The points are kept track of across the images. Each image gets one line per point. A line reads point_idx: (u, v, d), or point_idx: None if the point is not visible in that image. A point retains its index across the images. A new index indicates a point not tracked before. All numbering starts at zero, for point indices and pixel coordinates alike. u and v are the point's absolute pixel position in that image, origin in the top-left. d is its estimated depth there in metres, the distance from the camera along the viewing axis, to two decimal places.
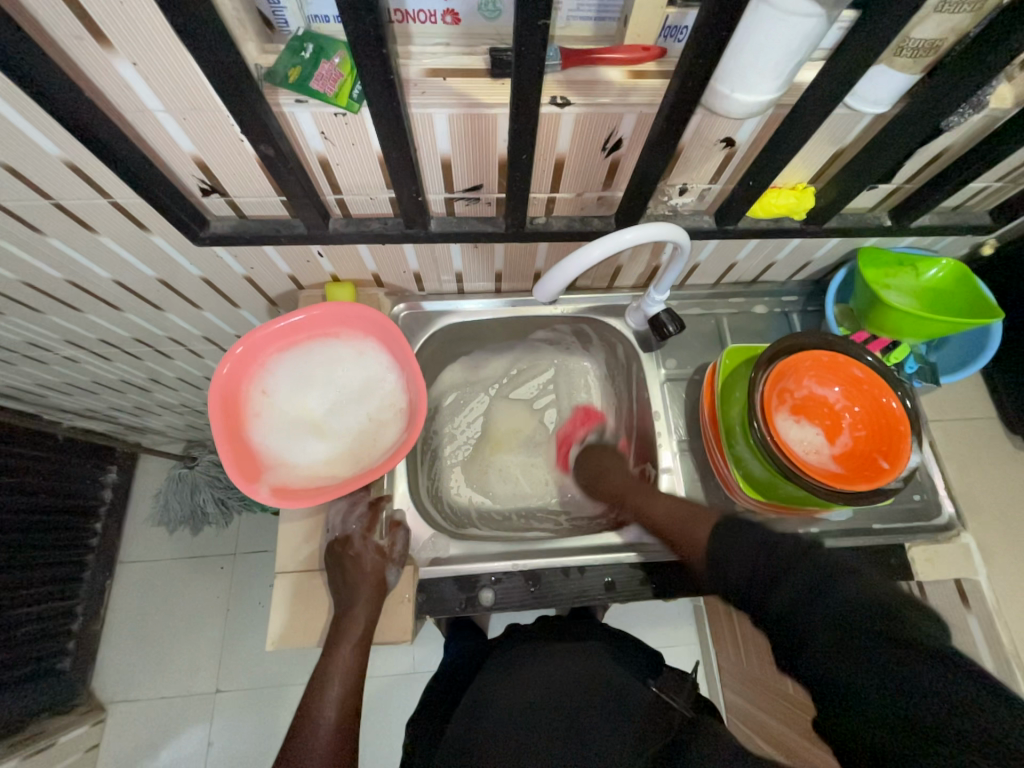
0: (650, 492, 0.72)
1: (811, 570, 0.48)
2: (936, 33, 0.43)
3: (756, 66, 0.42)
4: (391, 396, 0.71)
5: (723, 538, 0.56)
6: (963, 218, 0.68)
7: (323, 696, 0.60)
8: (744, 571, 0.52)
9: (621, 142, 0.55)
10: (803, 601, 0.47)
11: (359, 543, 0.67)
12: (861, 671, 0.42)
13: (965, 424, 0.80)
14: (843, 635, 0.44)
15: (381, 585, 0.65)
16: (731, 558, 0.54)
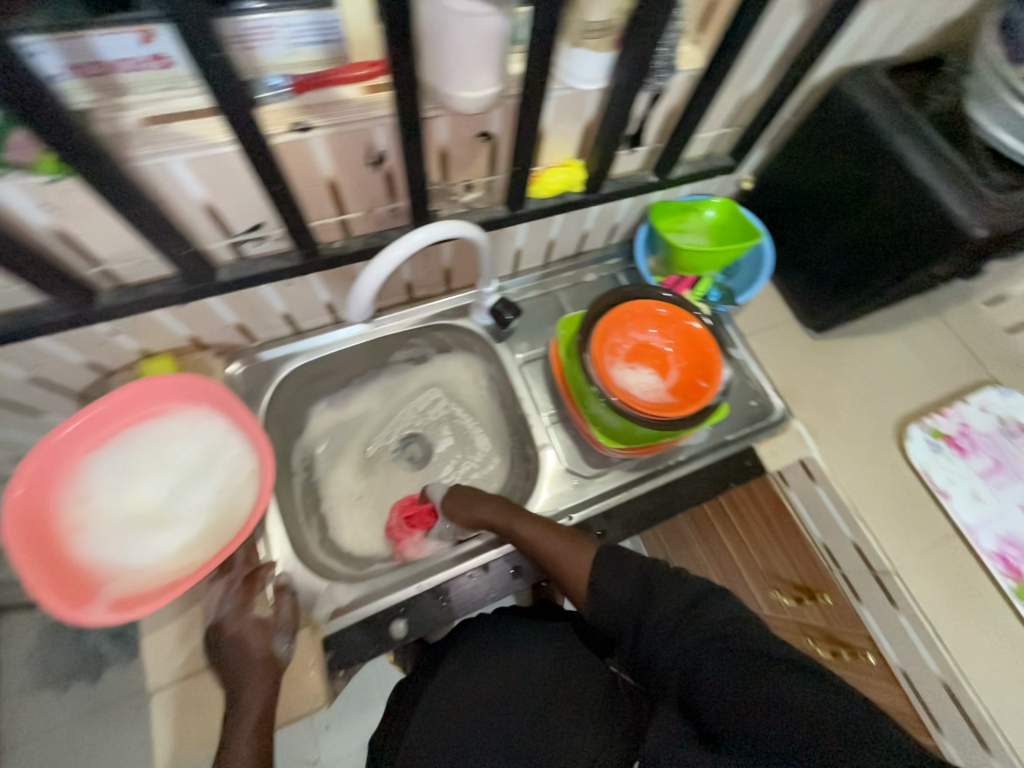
0: (529, 517, 0.70)
1: (691, 590, 0.58)
2: (606, 15, 0.51)
3: (466, 65, 0.46)
4: (237, 461, 0.66)
5: (608, 574, 0.61)
6: (713, 162, 0.80)
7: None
8: (629, 599, 0.59)
9: (385, 155, 0.56)
10: (684, 615, 0.56)
11: (234, 623, 0.63)
12: (733, 671, 0.51)
13: (775, 330, 0.93)
14: (715, 641, 0.53)
15: (274, 661, 0.62)
16: (616, 610, 0.60)
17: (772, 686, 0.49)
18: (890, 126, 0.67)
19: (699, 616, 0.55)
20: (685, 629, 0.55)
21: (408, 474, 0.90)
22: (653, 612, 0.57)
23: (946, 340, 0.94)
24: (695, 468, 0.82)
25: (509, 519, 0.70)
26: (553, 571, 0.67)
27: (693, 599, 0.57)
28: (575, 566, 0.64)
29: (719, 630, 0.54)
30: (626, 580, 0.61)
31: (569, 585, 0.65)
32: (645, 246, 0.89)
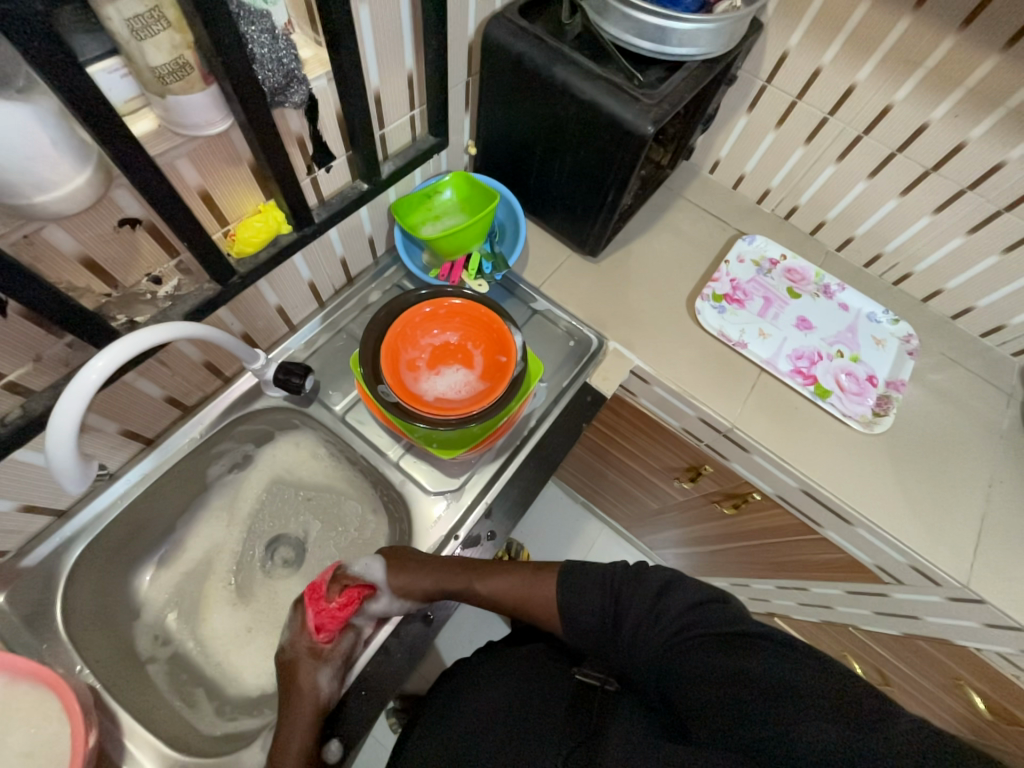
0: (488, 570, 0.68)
1: (653, 590, 0.60)
2: (168, 55, 0.42)
3: (11, 168, 0.37)
4: (29, 719, 0.55)
5: (572, 596, 0.63)
6: (422, 145, 0.78)
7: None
8: (597, 616, 0.62)
9: (1, 296, 0.45)
10: (649, 616, 0.58)
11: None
12: (696, 660, 0.53)
13: (561, 270, 0.97)
14: (681, 635, 0.56)
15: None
16: (590, 628, 0.62)
17: (730, 667, 0.50)
18: (544, 60, 0.70)
19: (660, 615, 0.58)
20: (650, 630, 0.58)
21: (286, 582, 0.81)
22: (625, 623, 0.59)
23: (697, 216, 1.06)
24: (547, 428, 0.83)
25: (472, 573, 0.68)
26: (524, 610, 0.67)
27: (654, 598, 0.59)
28: (546, 599, 0.65)
29: (679, 624, 0.56)
30: (592, 598, 0.63)
31: (543, 619, 0.66)
32: (408, 246, 0.87)
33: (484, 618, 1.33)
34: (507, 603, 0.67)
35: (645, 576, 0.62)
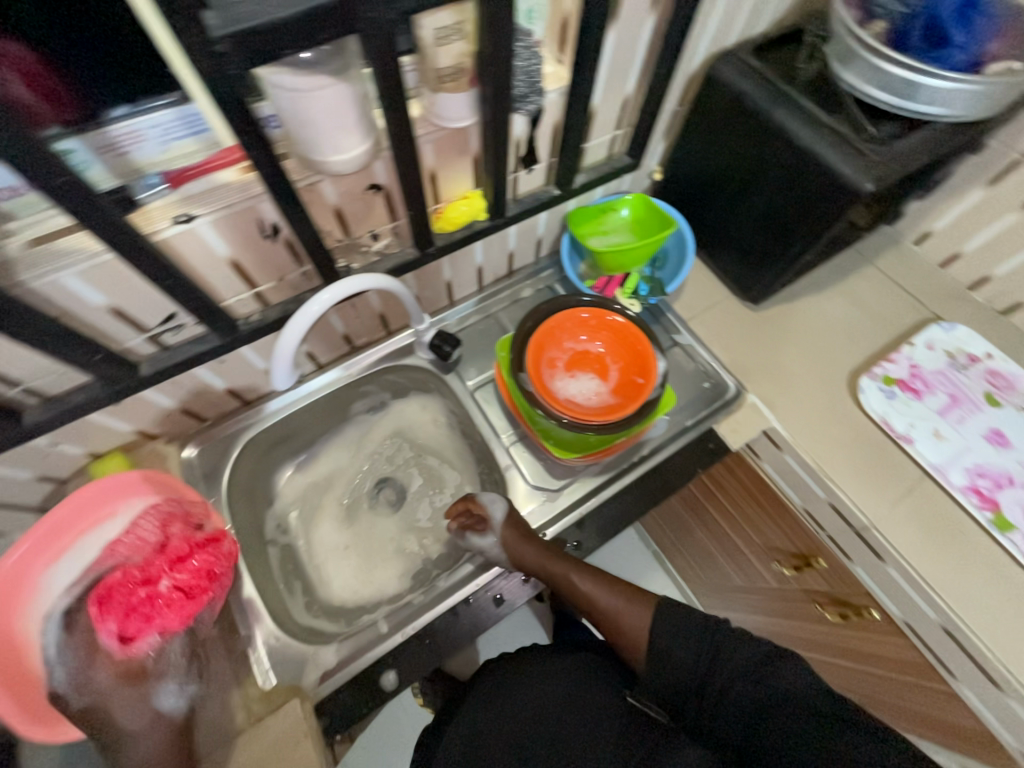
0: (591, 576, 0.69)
1: (755, 656, 0.57)
2: (452, 60, 0.51)
3: (324, 133, 0.48)
4: None
5: (667, 634, 0.61)
6: (615, 164, 0.82)
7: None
8: (683, 666, 0.59)
9: (278, 225, 0.57)
10: (750, 682, 0.56)
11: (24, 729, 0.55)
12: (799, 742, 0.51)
13: (714, 309, 0.94)
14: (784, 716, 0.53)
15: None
16: (675, 675, 0.60)
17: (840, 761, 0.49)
18: (766, 102, 0.69)
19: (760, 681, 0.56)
20: (746, 692, 0.56)
21: (385, 519, 0.90)
22: (720, 676, 0.57)
23: (885, 288, 0.95)
24: (658, 459, 0.82)
25: (576, 569, 0.69)
26: (609, 628, 0.67)
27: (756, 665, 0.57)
28: (635, 631, 0.64)
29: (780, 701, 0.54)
30: (687, 647, 0.59)
31: (625, 646, 0.65)
32: (571, 254, 0.91)
33: (529, 625, 1.34)
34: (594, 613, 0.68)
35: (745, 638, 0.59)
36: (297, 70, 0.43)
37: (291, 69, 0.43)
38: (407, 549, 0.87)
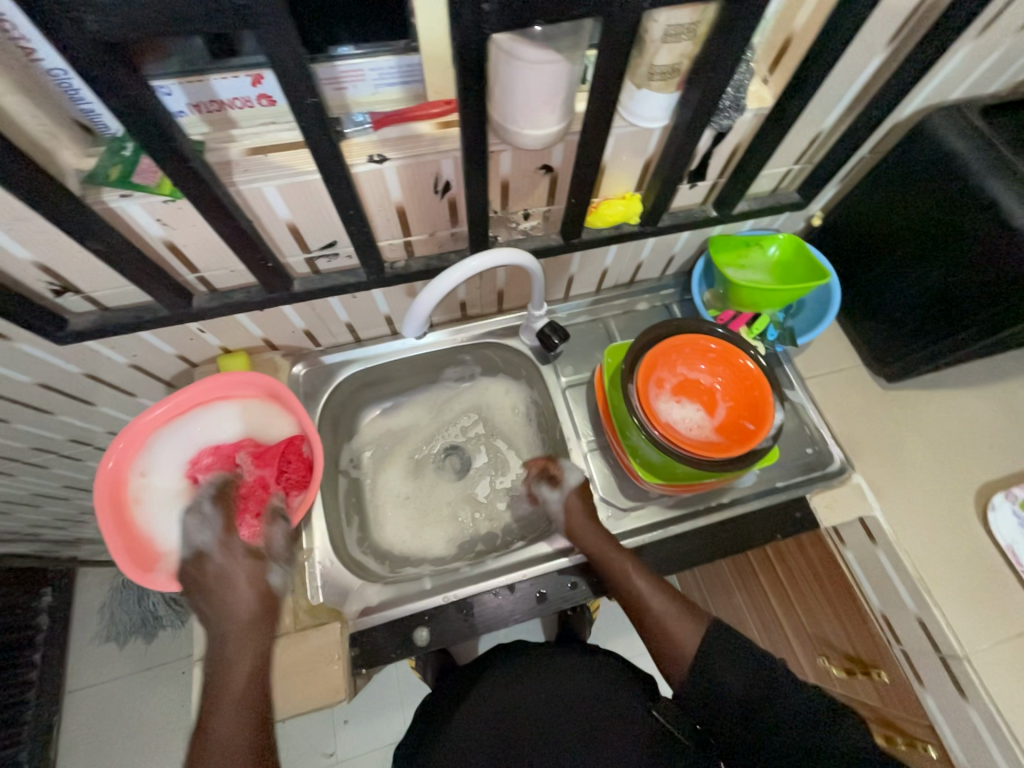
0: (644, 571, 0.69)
1: (803, 708, 0.57)
2: (672, 59, 0.50)
3: (529, 107, 0.48)
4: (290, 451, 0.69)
5: (720, 659, 0.61)
6: (778, 199, 0.78)
7: (212, 712, 0.52)
8: (725, 695, 0.60)
9: (450, 184, 0.60)
10: (794, 734, 0.56)
11: (220, 557, 0.62)
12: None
13: (837, 373, 0.87)
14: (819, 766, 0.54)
15: (264, 589, 0.61)
16: (720, 704, 0.60)
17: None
18: (982, 169, 0.62)
19: (799, 731, 0.56)
20: (790, 734, 0.57)
21: (446, 484, 0.92)
22: (768, 713, 0.58)
23: None
24: (737, 512, 0.77)
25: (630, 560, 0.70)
26: (653, 636, 0.66)
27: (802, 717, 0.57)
28: (686, 643, 0.64)
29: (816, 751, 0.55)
30: (734, 683, 0.60)
31: (668, 658, 0.65)
32: (702, 279, 0.88)
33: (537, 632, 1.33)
34: (641, 616, 0.67)
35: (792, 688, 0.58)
36: (531, 40, 0.43)
37: (525, 39, 0.43)
38: (460, 519, 0.89)
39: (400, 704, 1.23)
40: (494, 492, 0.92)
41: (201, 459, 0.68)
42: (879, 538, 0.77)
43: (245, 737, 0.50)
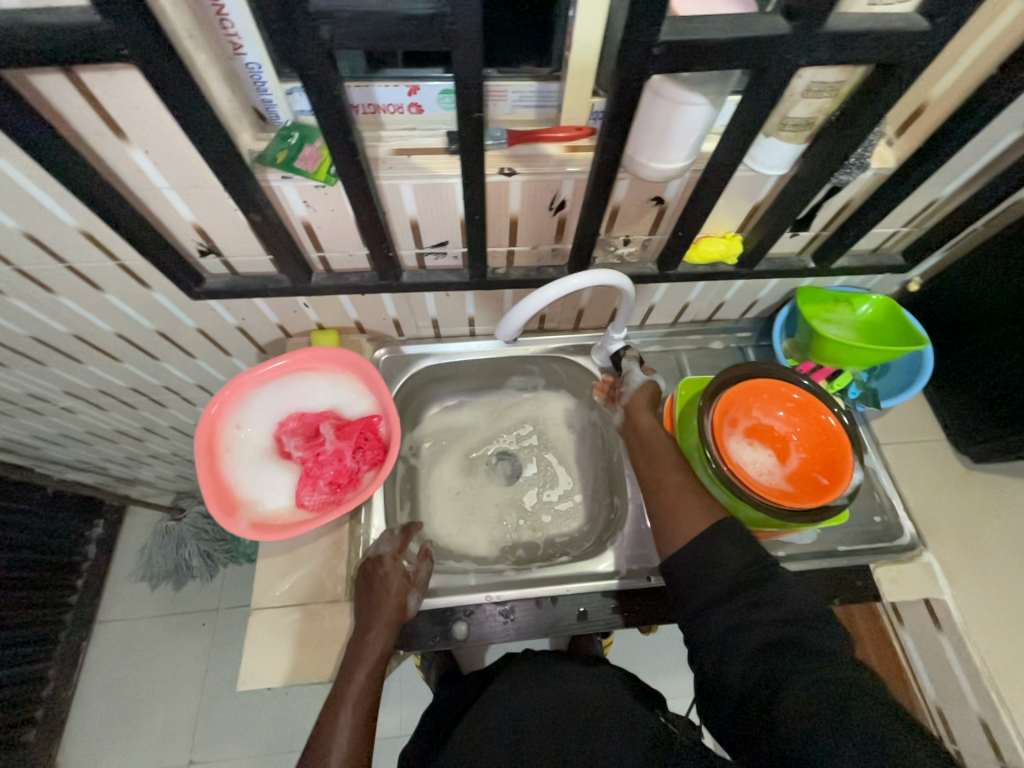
0: (674, 465, 0.69)
1: (787, 604, 0.54)
2: (808, 113, 0.52)
3: (662, 144, 0.51)
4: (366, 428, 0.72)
5: (719, 545, 0.59)
6: (880, 259, 0.77)
7: (342, 693, 0.61)
8: (708, 595, 0.57)
9: (565, 203, 0.63)
10: (774, 641, 0.52)
11: (389, 563, 0.68)
12: (805, 685, 0.49)
13: (917, 446, 0.84)
14: (795, 656, 0.51)
15: (402, 608, 0.67)
16: (708, 584, 0.58)
17: (841, 707, 0.47)
18: None
19: (786, 621, 0.53)
20: (767, 638, 0.53)
21: (495, 488, 0.94)
22: (749, 606, 0.55)
23: None
24: (795, 571, 0.74)
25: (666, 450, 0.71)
26: (663, 501, 0.66)
27: (784, 612, 0.54)
28: (690, 525, 0.62)
29: (797, 640, 0.52)
30: (722, 571, 0.58)
31: (666, 526, 0.64)
32: (784, 327, 0.87)
33: None
34: (660, 489, 0.67)
35: (784, 586, 0.56)
36: (680, 83, 0.46)
37: (675, 81, 0.46)
38: (504, 524, 0.91)
39: (400, 700, 1.23)
40: (540, 504, 0.93)
41: (288, 422, 0.72)
42: (945, 623, 0.74)
43: (354, 738, 0.58)
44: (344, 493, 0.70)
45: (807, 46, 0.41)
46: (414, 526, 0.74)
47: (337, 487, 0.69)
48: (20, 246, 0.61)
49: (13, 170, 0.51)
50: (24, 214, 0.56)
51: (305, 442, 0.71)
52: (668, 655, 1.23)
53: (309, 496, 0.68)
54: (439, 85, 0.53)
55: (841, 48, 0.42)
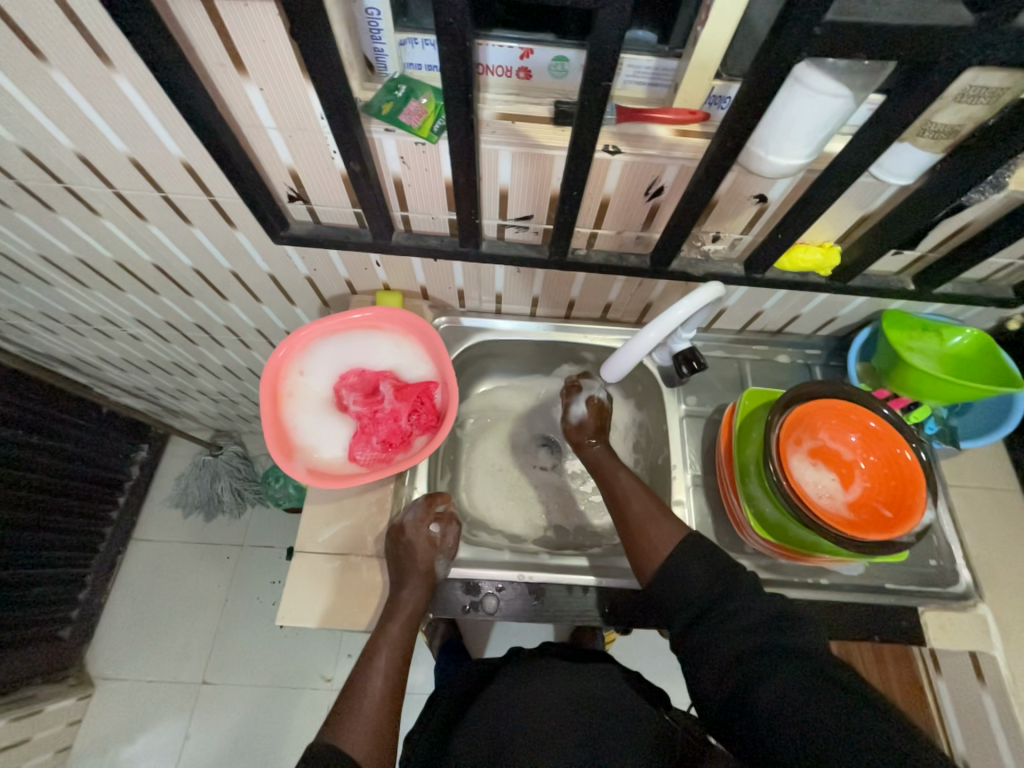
0: (630, 486, 0.72)
1: (756, 609, 0.56)
2: (955, 119, 0.47)
3: (787, 136, 0.48)
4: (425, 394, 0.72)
5: (687, 555, 0.62)
6: (986, 291, 0.72)
7: (377, 643, 0.63)
8: (684, 609, 0.60)
9: (663, 189, 0.61)
10: (751, 643, 0.54)
11: (413, 529, 0.69)
12: (780, 684, 0.49)
13: (988, 494, 0.79)
14: (769, 657, 0.52)
15: (431, 572, 0.68)
16: (683, 592, 0.61)
17: (813, 703, 0.47)
18: None
19: (762, 627, 0.55)
20: (735, 639, 0.55)
21: (534, 471, 0.94)
22: (725, 601, 0.58)
23: None
24: (838, 601, 0.71)
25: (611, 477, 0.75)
26: (631, 527, 0.68)
27: (755, 616, 0.56)
28: (661, 544, 0.65)
29: (775, 643, 0.53)
30: (689, 584, 0.61)
31: (641, 550, 0.66)
32: (861, 349, 0.82)
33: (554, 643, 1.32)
34: (625, 521, 0.69)
35: (747, 593, 0.58)
36: (825, 70, 0.43)
37: (821, 67, 0.43)
38: (538, 508, 0.91)
39: None
40: (576, 494, 0.92)
41: (349, 376, 0.73)
42: (988, 679, 0.71)
43: (384, 684, 0.60)
44: (394, 454, 0.71)
45: (987, 43, 0.38)
46: (441, 496, 0.73)
47: (388, 446, 0.70)
48: (124, 170, 0.62)
49: (132, 92, 0.52)
50: (135, 138, 0.57)
51: (363, 398, 0.72)
52: (675, 663, 1.23)
53: (362, 452, 0.69)
54: (555, 50, 0.51)
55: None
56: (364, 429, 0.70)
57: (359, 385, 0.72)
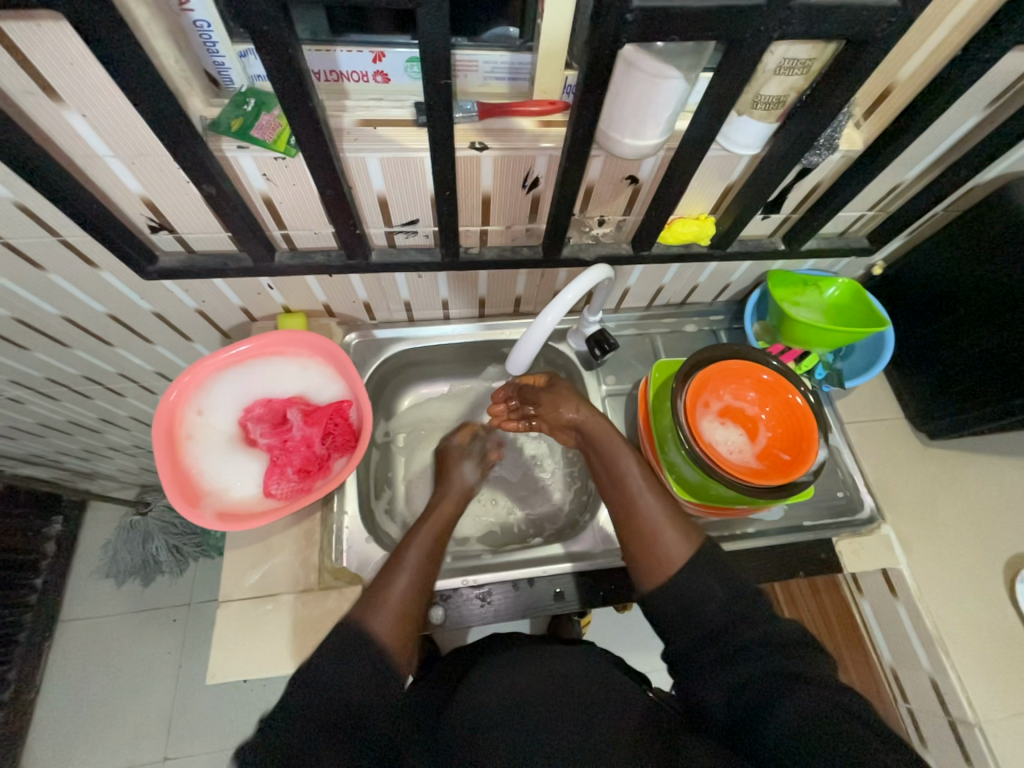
0: (640, 490, 0.66)
1: (770, 634, 0.53)
2: (780, 91, 0.52)
3: (635, 117, 0.50)
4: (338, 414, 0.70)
5: (694, 576, 0.58)
6: (847, 242, 0.79)
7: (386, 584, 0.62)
8: (691, 629, 0.56)
9: (539, 180, 0.62)
10: (763, 668, 0.51)
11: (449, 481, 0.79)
12: (795, 714, 0.46)
13: (879, 425, 0.88)
14: (783, 681, 0.49)
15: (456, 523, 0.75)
16: (688, 614, 0.57)
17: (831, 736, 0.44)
18: None
19: (776, 652, 0.51)
20: (750, 665, 0.51)
21: None
22: (742, 628, 0.54)
23: None
24: (764, 546, 0.76)
25: (616, 479, 0.68)
26: (638, 536, 0.63)
27: (771, 642, 0.53)
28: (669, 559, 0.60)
29: (789, 667, 0.50)
30: (706, 603, 0.56)
31: (644, 566, 0.62)
32: (755, 310, 0.88)
33: None
34: (631, 526, 0.64)
35: (758, 613, 0.55)
36: (652, 54, 0.45)
37: (647, 52, 0.45)
38: (481, 509, 0.90)
39: None
40: (519, 488, 0.92)
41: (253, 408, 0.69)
42: (900, 590, 0.79)
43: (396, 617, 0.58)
44: (313, 480, 0.68)
45: (780, 18, 0.41)
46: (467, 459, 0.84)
47: (306, 474, 0.67)
48: None
49: None
50: None
51: (272, 428, 0.69)
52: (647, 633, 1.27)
53: (277, 485, 0.66)
54: (405, 51, 0.50)
55: (813, 23, 0.42)
56: (277, 461, 0.67)
57: (267, 417, 0.69)
